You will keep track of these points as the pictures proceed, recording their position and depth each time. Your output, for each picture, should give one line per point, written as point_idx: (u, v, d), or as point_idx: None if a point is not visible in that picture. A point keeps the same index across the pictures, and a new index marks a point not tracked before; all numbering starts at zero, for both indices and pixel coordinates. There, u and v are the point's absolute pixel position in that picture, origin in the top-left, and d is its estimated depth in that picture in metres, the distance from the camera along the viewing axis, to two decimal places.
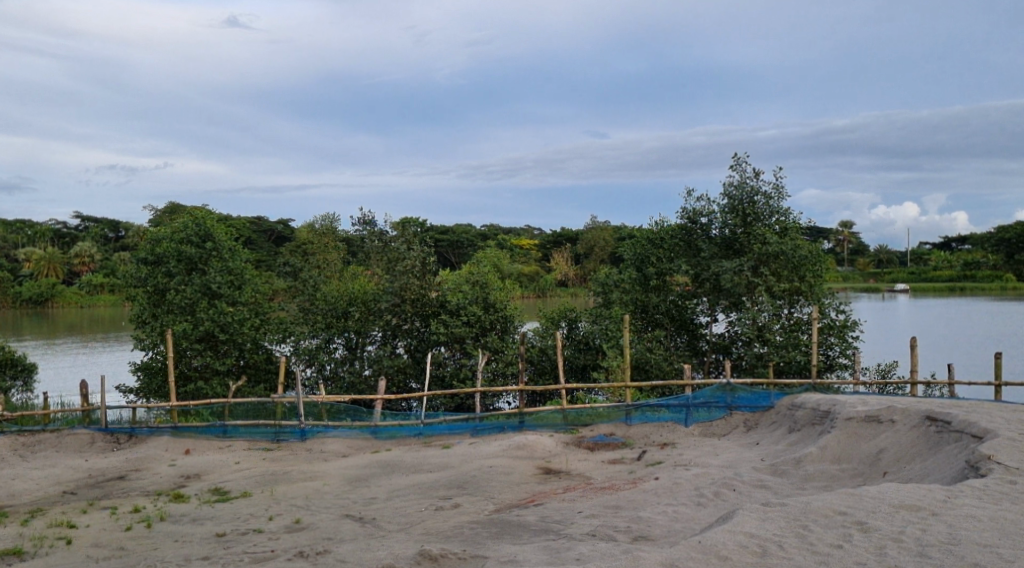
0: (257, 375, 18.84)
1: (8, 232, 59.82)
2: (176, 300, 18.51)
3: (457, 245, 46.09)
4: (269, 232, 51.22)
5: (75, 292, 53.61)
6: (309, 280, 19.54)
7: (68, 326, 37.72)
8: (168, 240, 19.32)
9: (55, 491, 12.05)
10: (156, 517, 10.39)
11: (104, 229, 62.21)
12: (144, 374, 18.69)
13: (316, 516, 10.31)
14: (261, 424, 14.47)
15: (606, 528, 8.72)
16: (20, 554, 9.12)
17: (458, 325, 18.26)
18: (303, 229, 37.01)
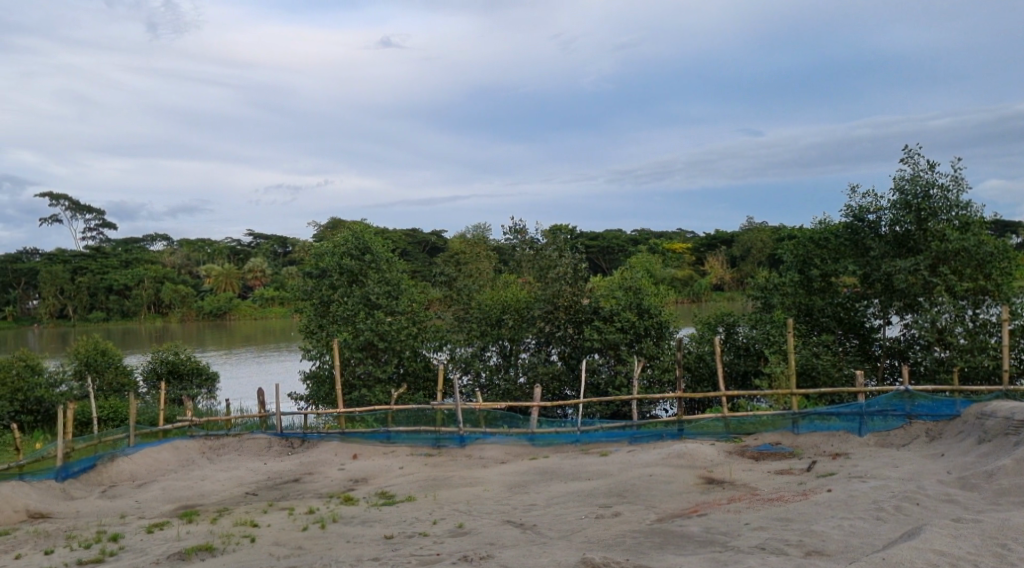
0: (416, 382, 19.41)
1: (190, 249, 64.40)
2: (340, 311, 19.39)
3: (608, 251, 45.93)
4: (423, 244, 52.76)
5: (249, 305, 57.18)
6: (464, 290, 20.26)
7: (244, 337, 40.23)
8: (330, 254, 20.35)
9: (239, 491, 12.81)
10: (329, 519, 10.85)
11: (273, 245, 65.96)
12: (313, 382, 19.57)
13: (478, 521, 10.46)
14: (421, 431, 14.85)
15: (775, 543, 8.40)
16: (211, 550, 9.71)
17: (612, 331, 18.09)
18: (455, 241, 37.81)
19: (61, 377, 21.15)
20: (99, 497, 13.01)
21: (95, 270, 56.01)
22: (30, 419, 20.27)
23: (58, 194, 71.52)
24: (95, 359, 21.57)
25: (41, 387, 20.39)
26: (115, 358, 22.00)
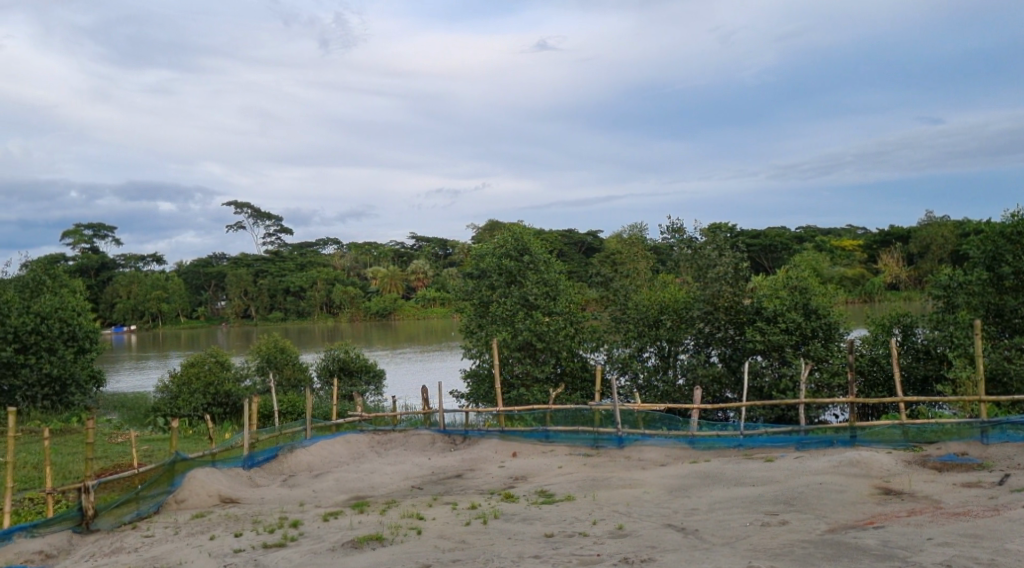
0: (574, 382, 19.47)
1: (358, 252, 67.39)
2: (499, 311, 19.68)
3: (771, 249, 44.45)
4: (580, 244, 52.87)
5: (412, 306, 59.07)
6: (621, 290, 20.05)
7: (408, 336, 41.58)
8: (490, 256, 20.69)
9: (405, 485, 13.25)
10: (491, 515, 11.02)
11: (434, 246, 67.87)
12: (473, 380, 19.97)
13: (639, 523, 10.35)
14: (580, 431, 14.85)
15: (962, 561, 7.84)
16: (381, 540, 10.08)
17: (776, 333, 17.42)
18: (613, 241, 37.61)
19: (245, 372, 22.60)
20: (279, 485, 13.78)
21: (274, 273, 59.80)
22: (219, 411, 21.68)
23: (241, 202, 76.70)
24: (275, 356, 22.97)
25: (229, 381, 21.88)
26: (292, 355, 23.34)
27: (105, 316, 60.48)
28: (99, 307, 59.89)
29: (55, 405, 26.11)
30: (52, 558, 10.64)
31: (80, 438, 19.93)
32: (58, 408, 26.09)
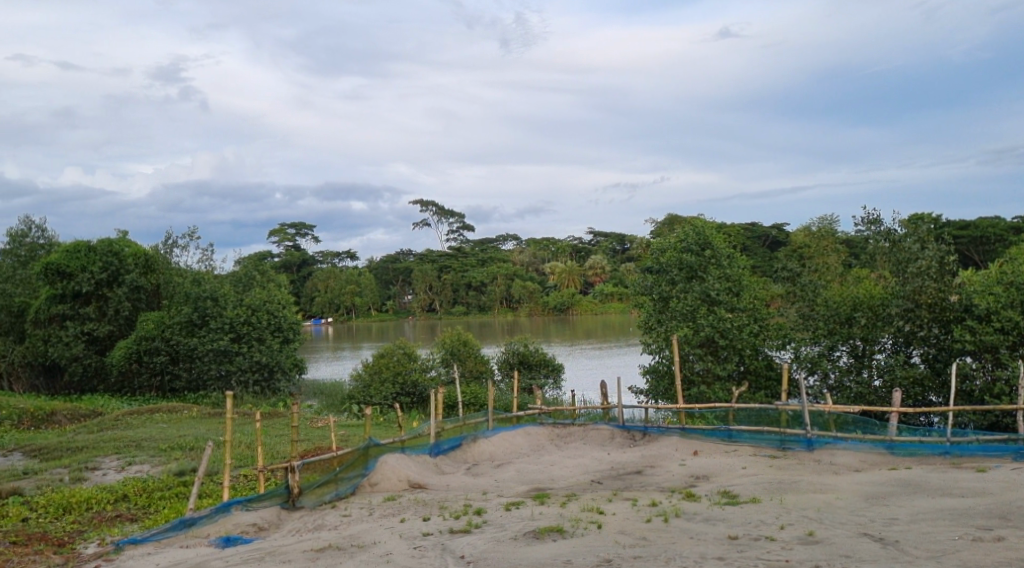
0: (757, 381, 18.77)
1: (537, 247, 68.33)
2: (679, 307, 19.32)
3: (981, 241, 41.25)
4: (765, 238, 51.22)
5: (591, 301, 59.20)
6: (809, 286, 19.11)
7: (586, 331, 41.74)
8: (671, 250, 20.35)
9: (585, 479, 13.27)
10: (672, 513, 10.85)
11: (612, 242, 67.67)
12: (652, 376, 19.76)
13: (830, 530, 9.85)
14: (765, 432, 14.34)
15: None
16: (562, 532, 10.15)
17: (989, 333, 16.06)
18: (801, 235, 36.05)
19: (431, 363, 23.45)
20: (464, 473, 14.19)
21: (457, 269, 61.83)
22: (407, 400, 22.48)
23: (426, 201, 79.63)
24: (458, 348, 23.67)
25: (416, 372, 22.82)
26: (474, 349, 23.94)
27: (306, 308, 64.67)
28: (301, 300, 64.20)
29: (265, 391, 27.99)
30: (265, 531, 11.45)
31: (285, 422, 21.42)
32: (266, 392, 27.93)
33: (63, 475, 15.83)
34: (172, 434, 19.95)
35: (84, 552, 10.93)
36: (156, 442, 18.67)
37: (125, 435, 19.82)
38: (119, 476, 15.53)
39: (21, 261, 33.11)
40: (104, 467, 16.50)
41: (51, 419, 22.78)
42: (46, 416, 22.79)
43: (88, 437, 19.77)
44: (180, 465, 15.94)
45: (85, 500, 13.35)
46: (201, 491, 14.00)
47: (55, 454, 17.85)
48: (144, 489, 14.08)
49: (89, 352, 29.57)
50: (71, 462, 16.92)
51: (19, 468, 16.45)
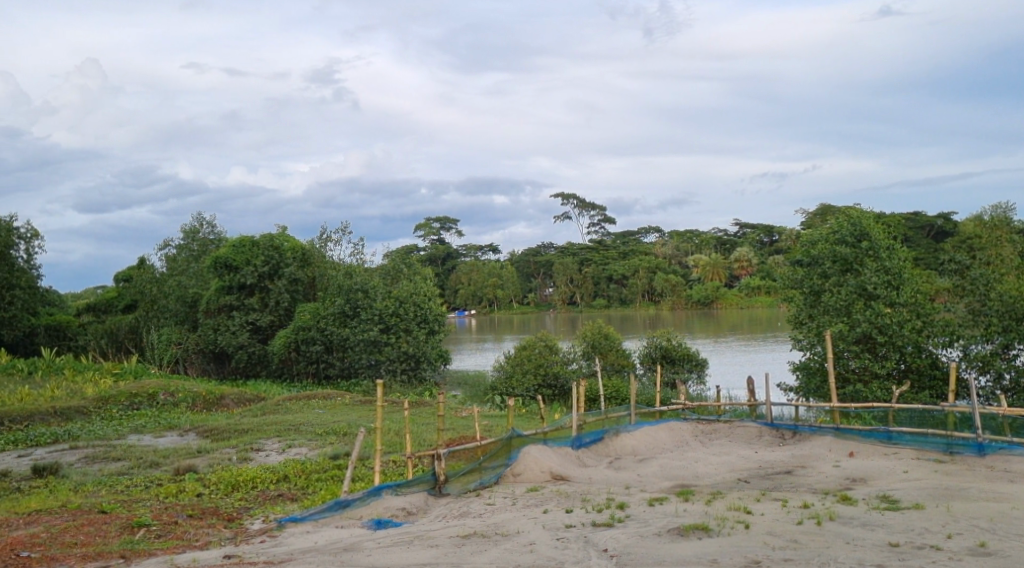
0: (920, 381, 17.88)
1: (680, 240, 67.20)
2: (832, 301, 18.57)
3: None
4: (927, 227, 48.38)
5: (736, 294, 57.73)
6: (980, 280, 17.76)
7: (732, 325, 40.75)
8: (824, 242, 19.57)
9: (732, 477, 12.97)
10: (826, 516, 10.45)
11: (760, 233, 65.68)
12: (803, 373, 19.13)
13: (1004, 542, 9.24)
14: (929, 434, 13.56)
15: None
16: (708, 530, 9.97)
17: None
18: (967, 225, 33.84)
19: (572, 357, 23.47)
20: (607, 467, 14.16)
21: (598, 262, 61.60)
22: (549, 392, 22.64)
23: (567, 194, 79.68)
24: (600, 342, 23.52)
25: (558, 364, 22.89)
26: (616, 342, 23.74)
27: (450, 300, 66.23)
28: (445, 292, 65.76)
29: (412, 379, 28.89)
30: (413, 515, 11.83)
31: (432, 410, 22.04)
32: (413, 382, 28.78)
33: (232, 454, 16.90)
34: (328, 419, 20.89)
35: (250, 527, 11.63)
36: (313, 426, 19.61)
37: (285, 419, 20.91)
38: (280, 458, 16.43)
39: (194, 256, 35.58)
40: (267, 448, 17.49)
41: (220, 403, 24.33)
42: (215, 399, 24.35)
43: (252, 420, 20.99)
44: (335, 449, 16.70)
45: (251, 479, 14.21)
46: (355, 474, 14.61)
47: (223, 435, 19.05)
48: (303, 470, 14.85)
49: (253, 340, 31.37)
50: (238, 443, 18.01)
51: (193, 447, 17.67)
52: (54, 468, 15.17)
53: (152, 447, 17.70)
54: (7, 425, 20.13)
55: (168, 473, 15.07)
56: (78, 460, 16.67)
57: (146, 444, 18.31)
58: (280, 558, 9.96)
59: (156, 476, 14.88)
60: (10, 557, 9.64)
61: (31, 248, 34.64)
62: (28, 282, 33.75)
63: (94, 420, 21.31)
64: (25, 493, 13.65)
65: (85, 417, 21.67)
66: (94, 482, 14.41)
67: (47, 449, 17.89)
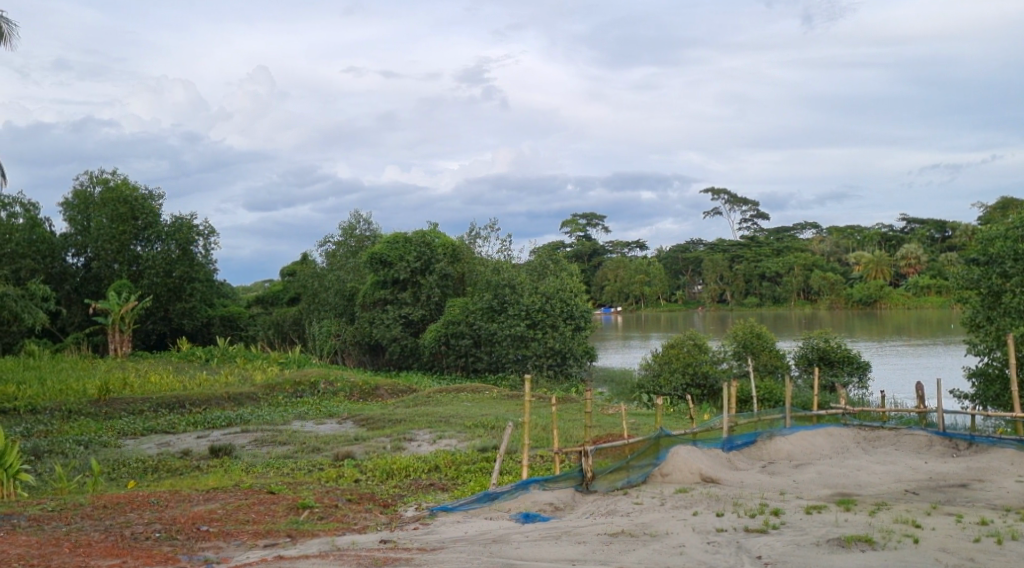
0: None
1: (840, 237, 64.37)
2: (1015, 303, 17.24)
3: None
4: None
5: (903, 294, 54.78)
6: None
7: (898, 327, 38.70)
8: (1003, 239, 18.14)
9: (899, 488, 12.29)
10: (1007, 534, 9.71)
11: (930, 229, 62.01)
12: (980, 380, 17.99)
13: None
14: None
15: None
16: (872, 543, 9.47)
17: None
18: None
19: (722, 356, 22.86)
20: (760, 471, 13.71)
21: (750, 259, 59.82)
22: (698, 392, 22.18)
23: (718, 189, 77.87)
24: (751, 341, 22.80)
25: (707, 363, 22.35)
26: (769, 342, 22.94)
27: (596, 297, 66.12)
28: (591, 288, 65.76)
29: (558, 375, 29.04)
30: (561, 510, 11.86)
31: (578, 407, 22.08)
32: (559, 377, 28.94)
33: (386, 443, 17.49)
34: (477, 412, 21.27)
35: (404, 514, 12.00)
36: (462, 419, 20.03)
37: (436, 411, 21.44)
38: (432, 448, 16.87)
39: (351, 251, 37.09)
40: (418, 439, 17.99)
41: (375, 393, 25.24)
42: (371, 389, 25.28)
43: (405, 411, 21.64)
44: (483, 441, 16.98)
45: (405, 468, 14.66)
46: (503, 468, 14.79)
47: (379, 424, 19.74)
48: (454, 461, 15.17)
49: (406, 334, 32.38)
50: (392, 432, 18.62)
51: (350, 435, 18.38)
52: (229, 450, 16.17)
53: (313, 434, 18.55)
54: (186, 407, 21.62)
55: (329, 459, 15.76)
56: (248, 442, 17.69)
57: (309, 430, 19.23)
58: (432, 546, 10.21)
59: (318, 461, 15.59)
60: (191, 530, 10.31)
61: (208, 244, 37.11)
62: (205, 276, 36.23)
63: (262, 406, 22.57)
64: (202, 472, 14.61)
65: (254, 403, 22.97)
66: (262, 464, 15.25)
67: (222, 431, 19.10)
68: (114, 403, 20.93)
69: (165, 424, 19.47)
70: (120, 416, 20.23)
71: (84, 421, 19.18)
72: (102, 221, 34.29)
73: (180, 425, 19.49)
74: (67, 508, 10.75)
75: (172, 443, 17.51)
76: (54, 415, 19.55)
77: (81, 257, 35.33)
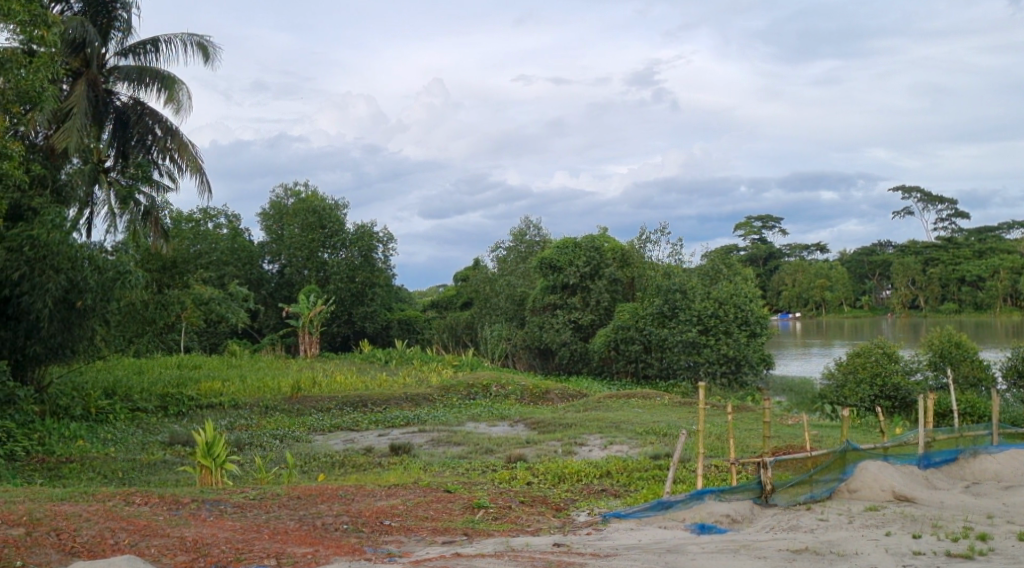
0: None
1: None
2: None
3: None
4: None
5: None
6: None
7: None
8: None
9: None
10: None
11: None
12: None
13: None
14: None
15: None
16: None
17: None
18: None
19: (916, 366, 21.33)
20: (962, 491, 12.68)
21: (947, 261, 55.80)
22: (888, 404, 20.88)
23: (909, 187, 73.27)
24: (950, 351, 21.20)
25: (898, 374, 20.95)
26: (970, 352, 21.27)
27: (773, 302, 63.91)
28: (767, 294, 63.51)
29: (733, 383, 28.19)
30: (739, 523, 11.41)
31: (755, 416, 21.32)
32: (734, 386, 28.11)
33: (557, 447, 17.52)
34: (649, 418, 20.96)
35: (577, 519, 11.94)
36: (634, 425, 19.77)
37: (607, 416, 21.29)
38: (603, 454, 16.74)
39: (521, 256, 37.60)
40: (590, 443, 17.92)
41: (546, 397, 25.43)
42: (541, 393, 25.50)
43: (576, 415, 21.65)
44: (656, 449, 16.69)
45: (576, 472, 14.62)
46: (677, 476, 14.47)
47: (550, 428, 19.84)
48: (625, 468, 14.98)
49: (576, 338, 32.44)
50: (563, 436, 18.63)
51: (522, 438, 18.55)
52: (408, 448, 16.72)
53: (487, 435, 18.86)
54: (369, 406, 22.54)
55: (501, 461, 15.95)
56: (425, 442, 18.23)
57: (483, 432, 19.56)
58: (606, 552, 10.08)
59: (492, 462, 15.85)
60: (375, 524, 10.69)
61: (388, 251, 38.71)
62: (385, 281, 37.79)
63: (438, 406, 23.21)
64: (384, 468, 15.18)
65: (431, 403, 23.63)
66: (438, 463, 15.68)
67: (401, 430, 19.75)
68: (304, 400, 22.13)
69: (350, 421, 20.40)
70: (310, 412, 21.34)
71: (278, 417, 20.40)
72: (293, 230, 36.57)
73: (364, 422, 20.35)
74: (266, 497, 11.41)
75: (357, 440, 18.32)
76: (254, 410, 20.91)
77: (275, 264, 37.73)
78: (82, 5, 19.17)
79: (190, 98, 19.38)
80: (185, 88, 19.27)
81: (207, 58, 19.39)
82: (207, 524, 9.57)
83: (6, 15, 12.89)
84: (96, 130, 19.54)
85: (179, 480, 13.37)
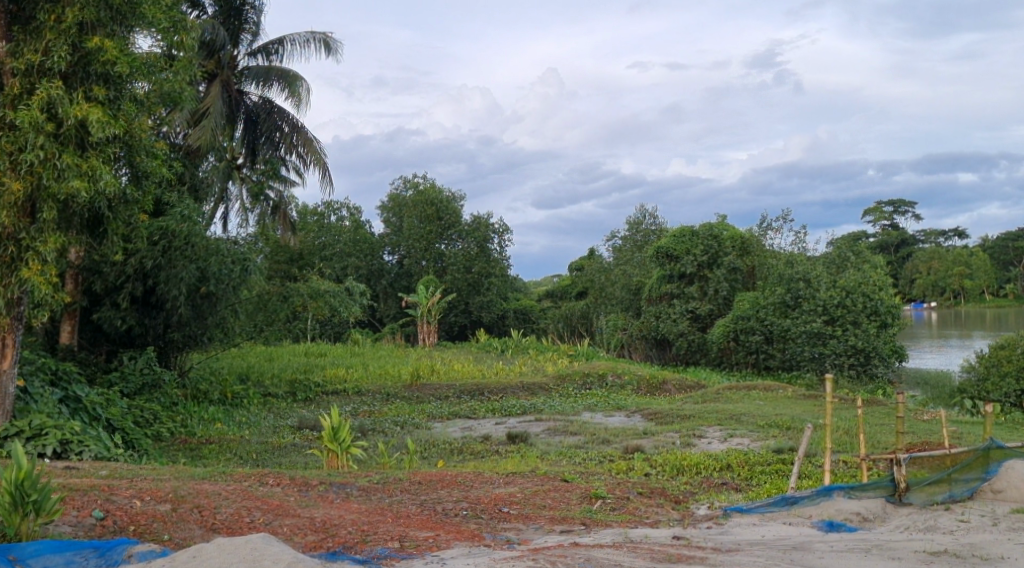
0: None
1: None
2: None
3: None
4: None
5: None
6: None
7: None
8: None
9: None
10: None
11: None
12: None
13: None
14: None
15: None
16: None
17: None
18: None
19: None
20: None
21: None
22: None
23: None
24: None
25: None
26: None
27: (906, 291, 61.14)
28: (900, 282, 60.75)
29: (862, 376, 26.93)
30: (870, 522, 10.92)
31: (888, 411, 20.30)
32: (864, 378, 26.80)
33: (676, 438, 17.20)
34: (771, 411, 20.31)
35: (697, 512, 11.68)
36: (755, 418, 19.19)
37: (727, 408, 20.75)
38: (723, 446, 16.33)
39: (638, 246, 37.04)
40: (710, 436, 17.51)
41: (662, 387, 25.06)
42: (658, 384, 25.15)
43: (695, 407, 21.18)
44: (779, 442, 16.15)
45: (696, 464, 14.31)
46: (801, 471, 13.96)
47: (667, 419, 19.50)
48: (747, 461, 14.57)
49: (693, 329, 31.84)
50: (681, 428, 18.29)
51: (640, 429, 18.29)
52: (525, 437, 16.75)
53: (605, 426, 18.70)
54: (486, 395, 22.71)
55: (619, 451, 15.78)
56: (542, 431, 18.22)
57: (599, 422, 19.44)
58: (727, 547, 9.80)
59: (609, 452, 15.69)
60: (494, 510, 10.74)
61: (503, 242, 38.94)
62: (501, 271, 38.00)
63: (554, 396, 23.15)
64: (501, 456, 15.27)
65: (547, 392, 23.63)
66: (556, 452, 15.59)
67: (518, 418, 19.83)
68: (424, 388, 22.55)
69: (468, 409, 20.61)
70: (430, 400, 21.65)
71: (399, 403, 20.82)
72: (412, 222, 37.26)
73: (481, 410, 20.53)
74: (389, 481, 11.63)
75: (475, 428, 18.48)
76: (376, 397, 21.43)
77: (395, 255, 38.43)
78: (215, 9, 19.98)
79: (311, 93, 19.87)
80: (307, 85, 19.79)
81: (328, 51, 19.86)
82: (335, 506, 9.80)
83: (148, 23, 13.16)
84: (230, 130, 20.36)
85: (307, 462, 13.82)
